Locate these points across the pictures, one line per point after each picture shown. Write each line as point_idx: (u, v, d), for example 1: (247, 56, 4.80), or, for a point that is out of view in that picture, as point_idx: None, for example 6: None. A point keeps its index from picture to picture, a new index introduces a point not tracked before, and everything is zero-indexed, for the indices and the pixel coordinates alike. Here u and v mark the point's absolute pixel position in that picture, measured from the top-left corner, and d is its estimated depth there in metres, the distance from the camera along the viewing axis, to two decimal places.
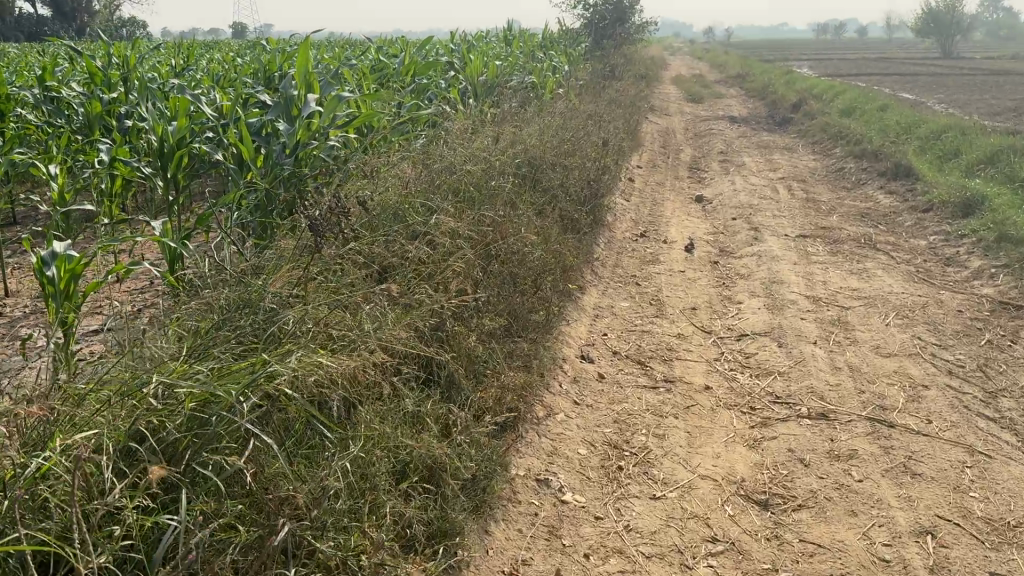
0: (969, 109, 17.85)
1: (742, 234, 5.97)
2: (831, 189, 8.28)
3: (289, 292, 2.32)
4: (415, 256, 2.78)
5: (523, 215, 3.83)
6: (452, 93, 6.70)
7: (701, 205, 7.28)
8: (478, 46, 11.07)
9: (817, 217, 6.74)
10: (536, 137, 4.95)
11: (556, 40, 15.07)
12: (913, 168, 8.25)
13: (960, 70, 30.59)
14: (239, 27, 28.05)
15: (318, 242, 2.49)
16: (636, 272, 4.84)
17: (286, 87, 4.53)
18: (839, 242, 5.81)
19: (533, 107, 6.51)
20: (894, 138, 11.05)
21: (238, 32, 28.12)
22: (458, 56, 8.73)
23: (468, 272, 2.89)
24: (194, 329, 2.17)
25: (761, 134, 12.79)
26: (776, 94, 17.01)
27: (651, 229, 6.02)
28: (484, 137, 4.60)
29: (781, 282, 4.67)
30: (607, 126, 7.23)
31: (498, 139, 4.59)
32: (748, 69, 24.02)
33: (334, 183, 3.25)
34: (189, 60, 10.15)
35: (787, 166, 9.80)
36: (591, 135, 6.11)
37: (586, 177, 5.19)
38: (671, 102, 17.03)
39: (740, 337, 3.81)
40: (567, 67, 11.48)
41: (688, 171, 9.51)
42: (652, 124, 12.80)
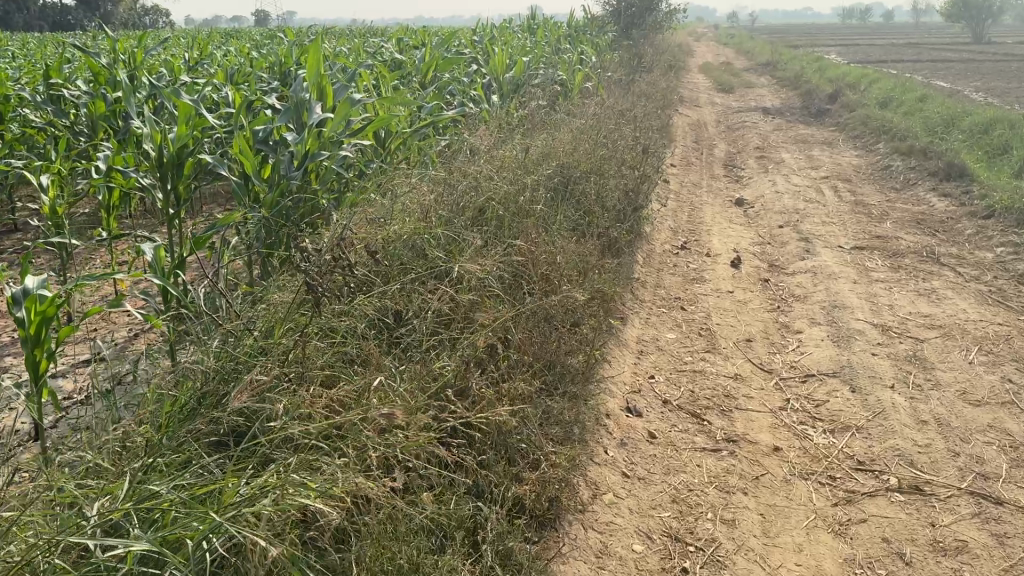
0: (1012, 98, 17.04)
1: (790, 246, 5.48)
2: (878, 191, 7.74)
3: (285, 373, 1.95)
4: (434, 308, 2.40)
5: (558, 240, 3.40)
6: (476, 92, 6.28)
7: (741, 210, 6.79)
8: (502, 37, 10.60)
9: (870, 225, 6.23)
10: (568, 145, 4.50)
11: (583, 29, 14.57)
12: (968, 168, 7.67)
13: (995, 55, 29.64)
14: (263, 15, 27.76)
15: (317, 301, 2.11)
16: (679, 293, 4.39)
17: (297, 90, 4.14)
18: (899, 255, 5.30)
19: (563, 108, 6.06)
20: (940, 132, 10.45)
21: (262, 21, 27.82)
22: (481, 48, 8.27)
23: (498, 324, 2.47)
24: (171, 421, 1.81)
25: (797, 127, 12.22)
26: (811, 83, 16.36)
27: (691, 240, 5.56)
28: (513, 148, 4.17)
29: (842, 306, 4.18)
30: (641, 125, 6.76)
31: (527, 149, 4.14)
32: (776, 56, 23.33)
33: (346, 216, 2.84)
34: (205, 53, 9.79)
35: (828, 163, 9.25)
36: (626, 139, 5.65)
37: (623, 186, 4.73)
38: (701, 92, 16.47)
39: (805, 379, 3.35)
40: (594, 59, 11.01)
41: (724, 169, 9.00)
42: (682, 117, 12.29)
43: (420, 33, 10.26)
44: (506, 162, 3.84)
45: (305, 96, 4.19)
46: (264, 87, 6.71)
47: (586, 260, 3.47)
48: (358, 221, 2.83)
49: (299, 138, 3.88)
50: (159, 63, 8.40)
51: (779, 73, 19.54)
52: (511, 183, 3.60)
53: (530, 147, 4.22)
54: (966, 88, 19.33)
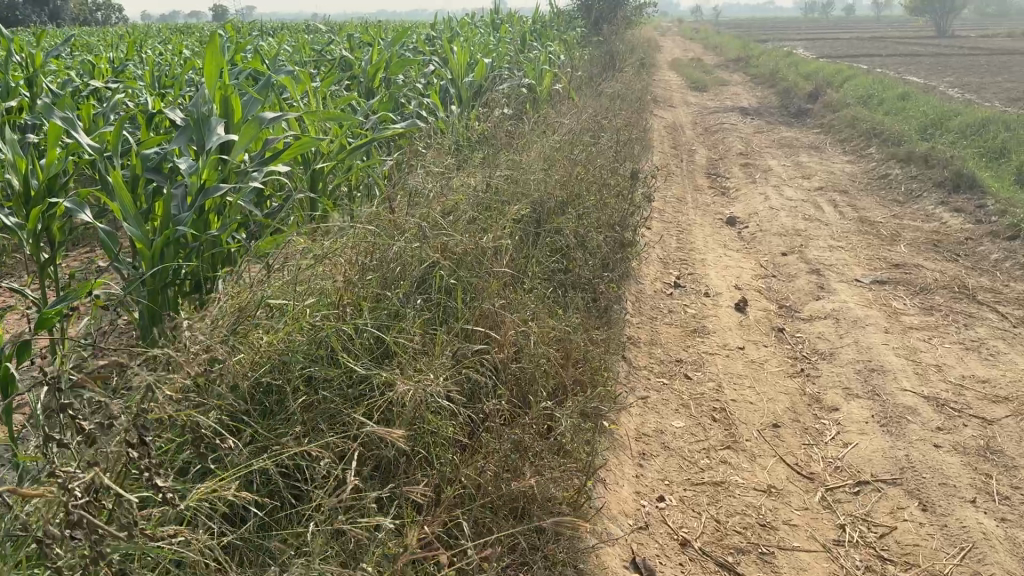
0: (991, 94, 16.55)
1: (800, 280, 4.72)
2: (879, 206, 7.03)
3: None
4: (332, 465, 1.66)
5: (528, 314, 2.60)
6: (430, 100, 5.46)
7: (734, 233, 6.03)
8: (464, 34, 9.78)
9: (882, 249, 5.49)
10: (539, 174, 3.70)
11: (551, 24, 13.78)
12: (977, 179, 6.99)
13: (960, 50, 29.46)
14: (220, 11, 26.64)
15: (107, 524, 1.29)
16: (679, 349, 3.61)
17: (197, 104, 3.28)
18: (926, 290, 4.55)
19: (532, 120, 5.25)
20: (934, 135, 9.79)
21: (219, 15, 26.64)
22: (440, 48, 7.45)
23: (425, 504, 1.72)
24: None
25: (780, 130, 11.55)
26: (786, 80, 15.72)
27: (685, 275, 4.77)
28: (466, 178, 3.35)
29: (880, 369, 3.41)
30: (620, 138, 6.00)
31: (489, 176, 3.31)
32: (746, 51, 22.72)
33: (232, 305, 2.01)
34: (135, 52, 8.84)
35: (820, 171, 8.54)
36: (606, 158, 4.86)
37: (606, 220, 3.93)
38: (675, 90, 15.79)
39: (859, 491, 2.56)
40: (563, 57, 10.21)
41: (707, 180, 8.24)
42: (658, 120, 11.56)
43: (373, 28, 9.38)
44: (459, 199, 3.01)
45: (206, 111, 3.34)
46: (187, 95, 5.81)
47: (568, 335, 2.66)
48: (239, 309, 2.02)
49: (193, 169, 3.04)
50: (78, 64, 7.45)
51: (752, 70, 18.90)
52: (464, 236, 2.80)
53: (488, 174, 3.40)
54: (941, 83, 18.87)
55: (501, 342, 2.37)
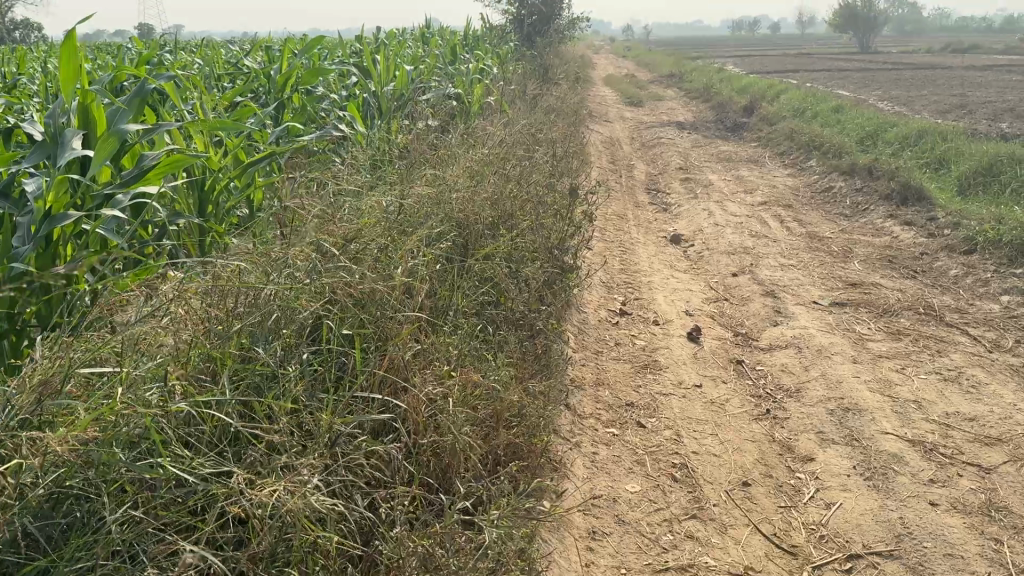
0: (919, 106, 16.74)
1: (754, 303, 4.33)
2: (825, 220, 6.76)
3: None
4: None
5: (446, 367, 2.12)
6: (348, 113, 4.94)
7: (679, 253, 5.66)
8: (390, 46, 9.28)
9: (836, 267, 5.17)
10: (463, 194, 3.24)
11: (482, 38, 13.39)
12: (925, 191, 6.77)
13: (883, 64, 30.16)
14: (144, 28, 25.62)
15: None
16: (629, 389, 3.16)
17: (52, 114, 2.71)
18: (889, 311, 4.20)
19: (460, 132, 4.79)
20: (873, 146, 9.65)
21: (142, 32, 25.58)
22: (361, 59, 6.93)
23: None
24: None
25: (717, 144, 11.32)
26: (720, 94, 15.60)
27: (631, 301, 4.35)
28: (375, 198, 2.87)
29: (855, 409, 3.01)
30: (556, 153, 5.57)
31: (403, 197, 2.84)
32: (678, 67, 22.71)
33: (37, 382, 1.50)
34: (26, 64, 8.08)
35: (762, 186, 8.27)
36: (541, 175, 4.42)
37: (543, 244, 3.48)
38: (610, 105, 15.54)
39: (854, 568, 2.13)
40: (496, 70, 9.81)
41: (647, 196, 7.89)
42: (594, 134, 11.22)
43: (293, 40, 8.84)
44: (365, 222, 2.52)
45: (65, 122, 2.77)
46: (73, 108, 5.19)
47: (498, 390, 2.18)
48: (42, 382, 1.51)
49: (40, 193, 2.48)
50: None
51: (685, 85, 18.81)
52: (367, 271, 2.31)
53: (402, 192, 2.91)
54: (869, 96, 19.09)
55: (411, 404, 1.90)
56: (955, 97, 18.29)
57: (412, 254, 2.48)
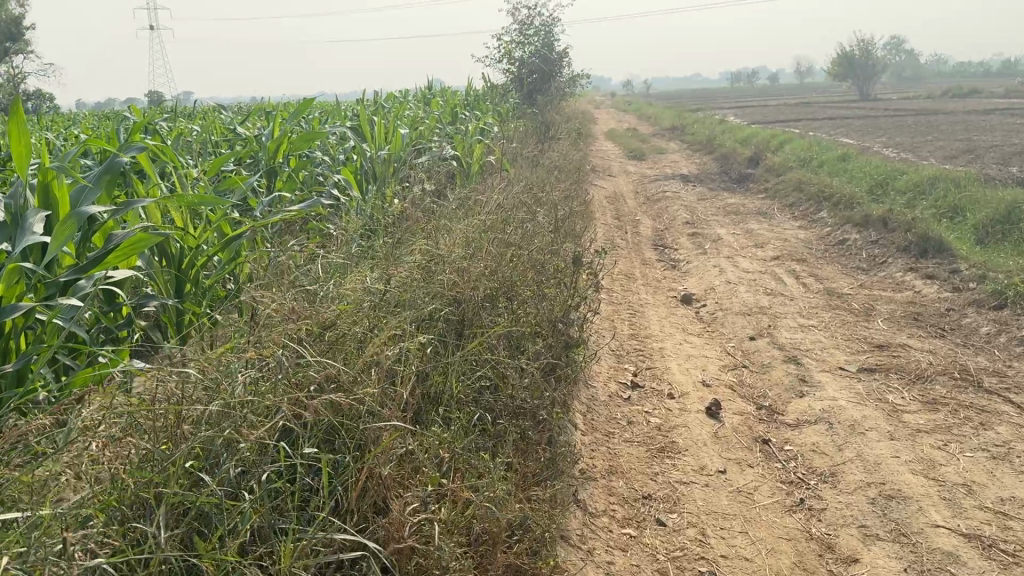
0: (924, 153, 16.60)
1: (775, 370, 4.04)
2: (841, 275, 6.49)
3: None
4: None
5: (434, 476, 1.85)
6: (342, 178, 4.74)
7: (691, 314, 5.38)
8: (388, 108, 9.18)
9: (859, 327, 4.89)
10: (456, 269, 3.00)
11: (482, 97, 13.33)
12: (945, 241, 6.52)
13: (884, 111, 30.24)
14: (150, 95, 25.85)
15: None
16: (645, 476, 2.86)
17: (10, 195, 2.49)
18: (922, 378, 3.91)
19: (458, 196, 4.58)
20: (884, 196, 9.43)
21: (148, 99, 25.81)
22: (358, 122, 6.79)
23: None
24: None
25: (723, 196, 11.13)
26: (722, 146, 15.50)
27: (643, 370, 4.06)
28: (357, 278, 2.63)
29: (899, 497, 2.70)
30: (559, 214, 5.35)
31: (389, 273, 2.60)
32: (679, 120, 22.72)
33: None
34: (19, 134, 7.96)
35: (772, 239, 8.02)
36: (543, 242, 4.19)
37: (546, 317, 3.22)
38: (613, 160, 15.44)
39: None
40: (497, 128, 9.68)
41: (655, 252, 7.64)
42: (598, 190, 11.05)
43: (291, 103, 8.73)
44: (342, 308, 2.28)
45: (24, 204, 2.54)
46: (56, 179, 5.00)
47: (496, 500, 1.90)
48: None
49: None
50: None
51: (687, 138, 18.75)
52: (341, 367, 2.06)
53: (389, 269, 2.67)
54: (873, 144, 19.01)
55: (392, 525, 1.65)
56: (960, 142, 18.18)
57: (398, 341, 2.21)
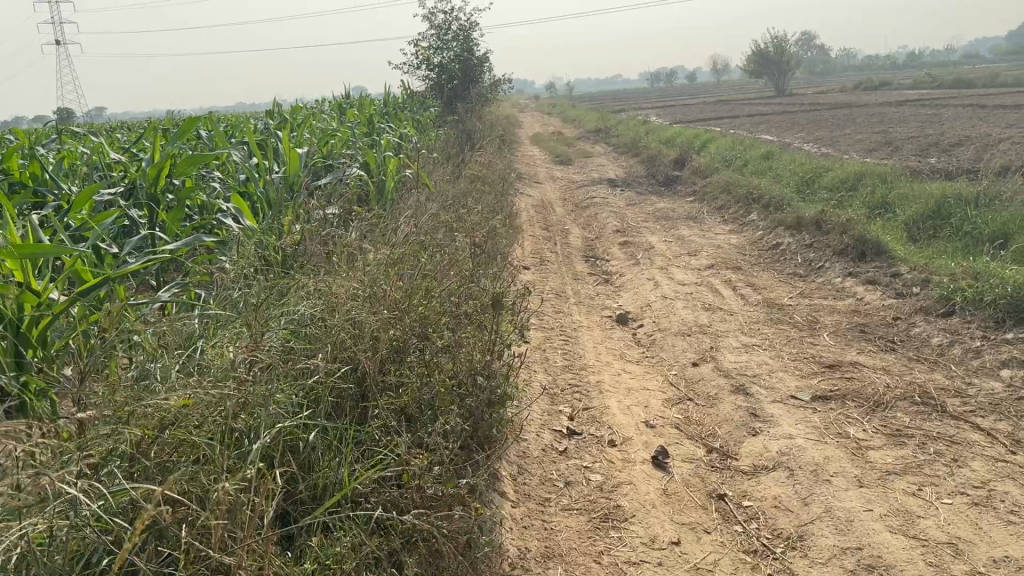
0: (845, 147, 16.67)
1: (724, 403, 3.66)
2: (779, 283, 6.21)
3: None
4: None
5: None
6: (234, 207, 4.23)
7: (628, 336, 4.99)
8: (296, 122, 8.60)
9: (805, 344, 4.57)
10: (349, 322, 2.53)
11: (401, 106, 12.80)
12: (882, 243, 6.29)
13: (799, 106, 30.73)
14: (64, 113, 24.61)
15: None
16: (588, 557, 2.43)
17: None
18: (882, 405, 3.58)
19: (365, 221, 4.08)
20: (813, 195, 9.26)
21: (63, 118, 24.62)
22: (258, 139, 6.25)
23: None
24: None
25: (652, 200, 10.85)
26: (648, 148, 15.28)
27: (579, 411, 3.65)
28: (219, 352, 2.17)
29: (881, 567, 2.33)
30: (479, 234, 4.89)
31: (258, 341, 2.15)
32: (602, 122, 22.50)
33: None
34: None
35: (705, 246, 7.72)
36: (461, 274, 3.73)
37: (464, 368, 2.76)
38: (538, 166, 15.07)
39: None
40: (415, 138, 9.18)
41: (586, 265, 7.26)
42: (524, 199, 10.65)
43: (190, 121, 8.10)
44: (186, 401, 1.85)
45: None
46: None
47: None
48: None
49: None
50: None
51: (611, 140, 18.51)
52: (187, 496, 1.63)
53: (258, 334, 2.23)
54: (795, 140, 19.07)
55: None
56: (878, 135, 18.39)
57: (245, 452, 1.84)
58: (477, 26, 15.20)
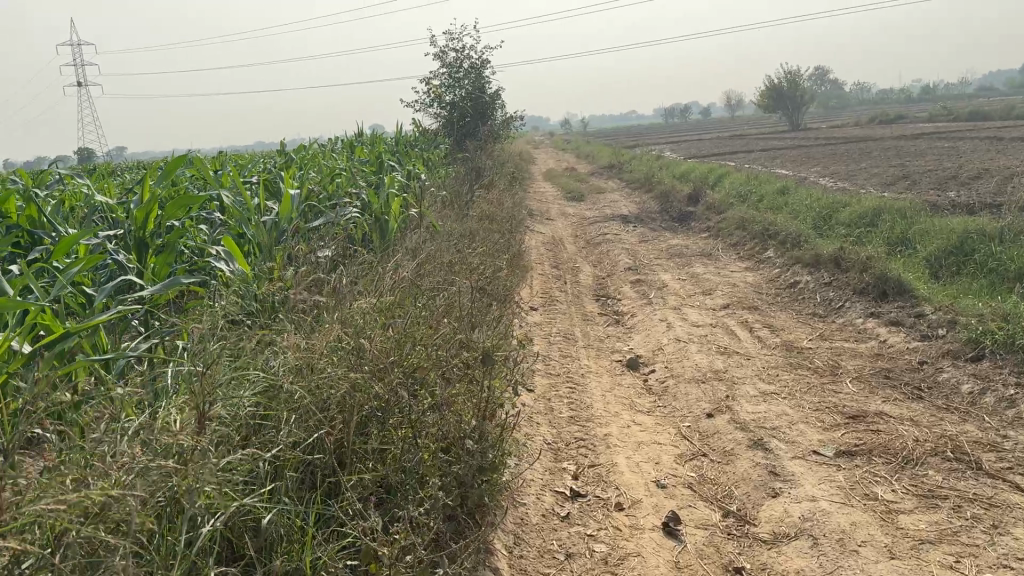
0: (863, 181, 16.42)
1: (740, 459, 3.41)
2: (798, 324, 5.95)
3: None
4: None
5: None
6: (223, 253, 4.03)
7: (639, 383, 4.75)
8: (304, 160, 8.47)
9: (826, 391, 4.31)
10: (320, 380, 2.32)
11: (412, 144, 12.71)
12: (905, 282, 6.03)
13: (814, 140, 30.55)
14: (84, 154, 24.80)
15: None
16: None
17: None
18: (912, 462, 3.31)
19: (359, 266, 3.87)
20: (832, 231, 9.00)
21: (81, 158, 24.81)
22: (260, 180, 6.08)
23: None
24: None
25: (665, 237, 10.64)
26: (661, 183, 15.10)
27: (584, 468, 3.40)
28: (166, 417, 1.96)
29: None
30: (482, 276, 4.69)
31: (206, 405, 1.94)
32: (616, 158, 22.37)
33: None
34: None
35: (720, 284, 7.48)
36: (458, 321, 3.52)
37: (452, 428, 2.54)
38: (551, 202, 14.90)
39: None
40: (423, 177, 9.04)
41: (597, 305, 7.04)
42: (535, 236, 10.46)
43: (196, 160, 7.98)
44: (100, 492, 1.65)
45: None
46: None
47: None
48: None
49: None
50: None
51: (625, 176, 18.35)
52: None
53: (210, 389, 2.01)
54: (811, 173, 18.85)
55: None
56: (896, 168, 18.13)
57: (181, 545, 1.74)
58: (488, 64, 15.15)
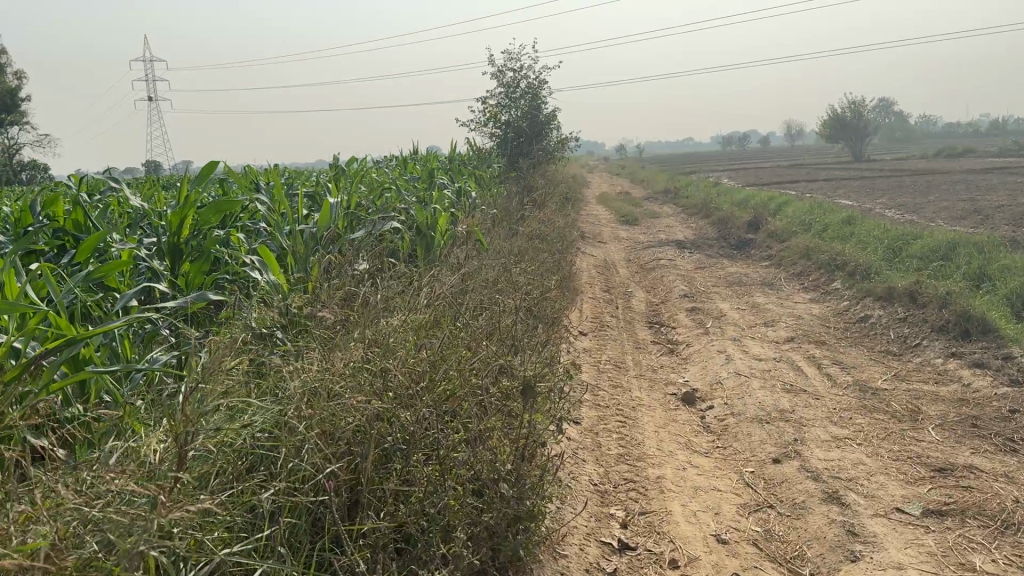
0: (932, 213, 15.78)
1: (813, 514, 3.02)
2: (869, 362, 5.50)
3: None
4: None
5: None
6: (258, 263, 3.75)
7: (695, 420, 4.37)
8: (354, 173, 8.25)
9: (907, 439, 3.88)
10: (336, 407, 2.03)
11: (465, 162, 12.51)
12: (989, 321, 5.55)
13: (878, 171, 29.73)
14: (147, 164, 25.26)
15: None
16: None
17: None
18: (1014, 528, 2.89)
19: (398, 281, 3.58)
20: (903, 263, 8.50)
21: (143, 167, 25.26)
22: (306, 191, 5.84)
23: None
24: None
25: (723, 264, 10.22)
26: (719, 210, 14.68)
27: (635, 514, 3.04)
28: (149, 447, 1.67)
29: None
30: (530, 298, 4.37)
31: (191, 435, 1.64)
32: (672, 183, 21.94)
33: None
34: None
35: (783, 315, 7.05)
36: (499, 345, 3.20)
37: (485, 468, 2.22)
38: (605, 225, 14.56)
39: None
40: (475, 194, 8.77)
41: (651, 333, 6.65)
42: (588, 259, 10.12)
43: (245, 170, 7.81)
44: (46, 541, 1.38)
45: None
46: None
47: None
48: None
49: None
50: None
51: (682, 202, 17.93)
52: None
53: (202, 417, 1.72)
54: (875, 204, 18.20)
55: None
56: (966, 202, 17.43)
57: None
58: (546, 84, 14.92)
